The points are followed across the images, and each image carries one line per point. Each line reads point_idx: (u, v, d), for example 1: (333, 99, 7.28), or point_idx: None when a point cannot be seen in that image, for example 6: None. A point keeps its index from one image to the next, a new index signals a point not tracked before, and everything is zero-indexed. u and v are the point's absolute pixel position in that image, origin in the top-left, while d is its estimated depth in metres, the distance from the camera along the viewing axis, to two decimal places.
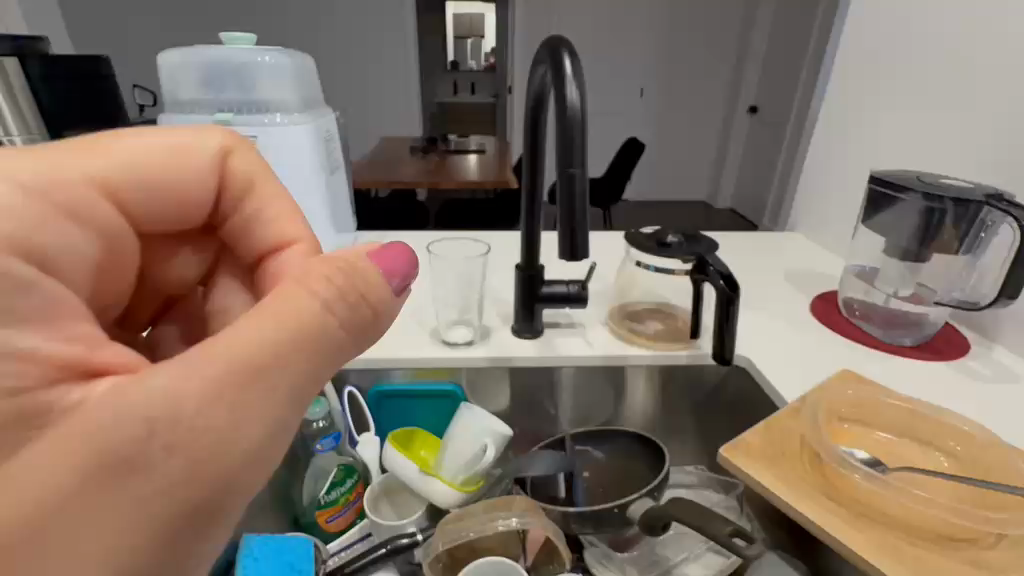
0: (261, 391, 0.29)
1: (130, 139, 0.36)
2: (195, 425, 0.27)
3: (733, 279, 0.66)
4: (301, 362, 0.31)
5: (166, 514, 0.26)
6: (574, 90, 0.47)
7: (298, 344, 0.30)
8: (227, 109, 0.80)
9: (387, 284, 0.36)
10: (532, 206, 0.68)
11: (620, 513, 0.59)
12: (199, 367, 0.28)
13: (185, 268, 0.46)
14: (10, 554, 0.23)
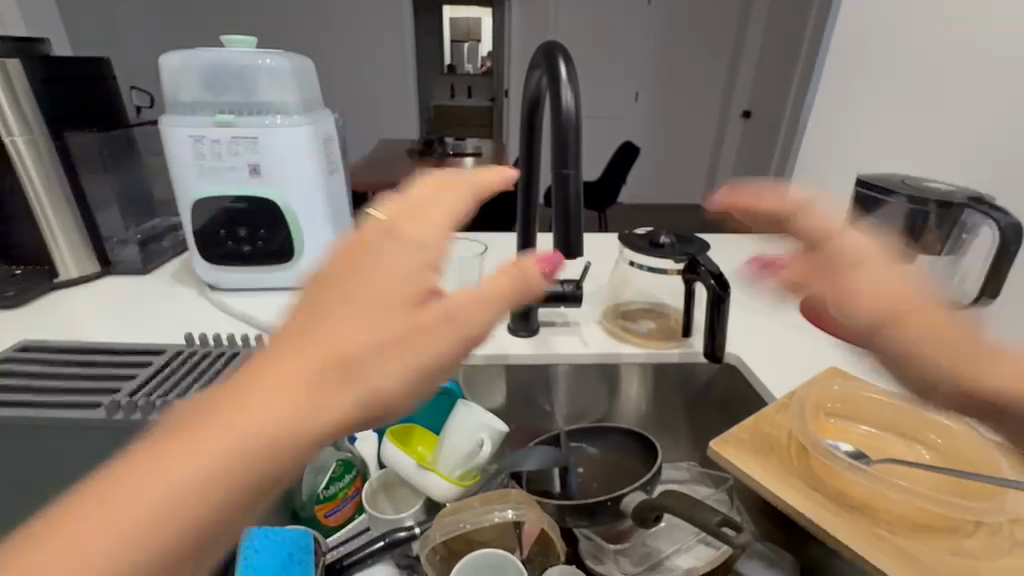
0: (407, 348, 0.27)
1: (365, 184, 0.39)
2: (349, 356, 0.26)
3: (724, 279, 0.68)
4: (452, 333, 0.28)
5: (304, 430, 0.25)
6: (569, 94, 0.49)
7: (455, 315, 0.28)
8: (228, 110, 0.81)
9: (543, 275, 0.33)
10: (528, 206, 0.70)
11: (613, 506, 0.61)
12: (368, 322, 0.27)
13: None
14: (197, 453, 0.23)
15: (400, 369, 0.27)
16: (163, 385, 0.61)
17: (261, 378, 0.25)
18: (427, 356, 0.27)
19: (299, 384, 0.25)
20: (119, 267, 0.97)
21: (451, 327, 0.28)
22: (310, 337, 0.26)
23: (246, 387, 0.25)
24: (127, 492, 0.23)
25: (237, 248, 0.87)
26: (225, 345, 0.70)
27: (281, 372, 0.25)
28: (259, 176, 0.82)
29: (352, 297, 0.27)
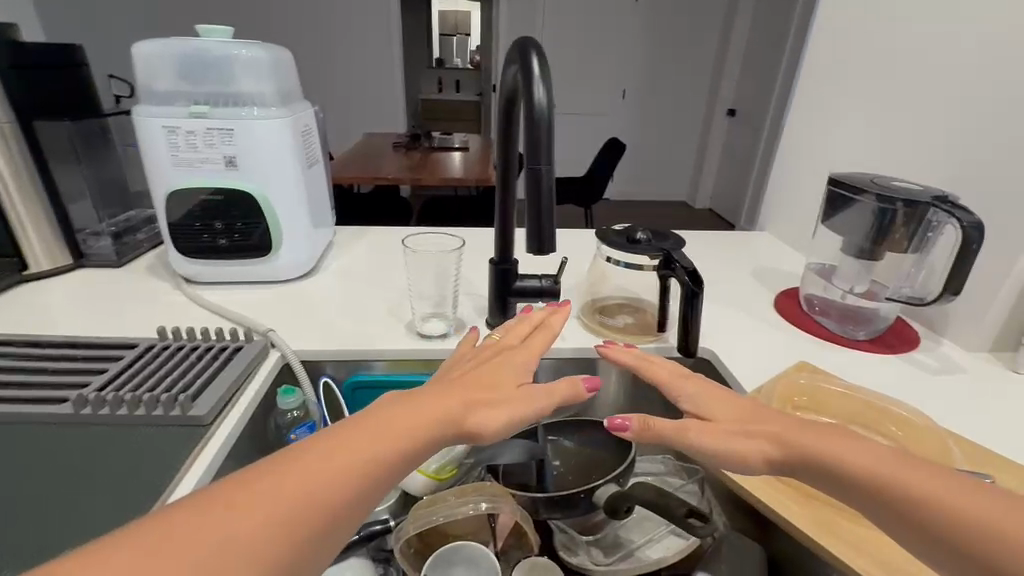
0: (486, 414, 0.44)
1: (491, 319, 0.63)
2: (455, 416, 0.43)
3: (696, 274, 0.69)
4: (517, 409, 0.46)
5: (409, 456, 0.39)
6: (542, 90, 0.49)
7: (526, 401, 0.47)
8: (204, 101, 0.80)
9: (587, 389, 0.50)
10: (507, 200, 0.70)
11: (587, 498, 0.61)
12: (485, 393, 0.46)
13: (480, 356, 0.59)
14: (351, 443, 0.37)
15: (486, 424, 0.44)
16: (133, 380, 0.60)
17: (389, 416, 0.40)
18: (486, 426, 0.43)
19: (415, 425, 0.40)
20: (93, 259, 0.95)
21: (507, 408, 0.45)
22: (417, 404, 0.42)
23: (381, 419, 0.39)
24: (298, 466, 0.34)
25: (213, 241, 0.86)
26: (199, 339, 0.69)
27: (400, 417, 0.40)
28: (236, 168, 0.81)
29: (467, 386, 0.46)
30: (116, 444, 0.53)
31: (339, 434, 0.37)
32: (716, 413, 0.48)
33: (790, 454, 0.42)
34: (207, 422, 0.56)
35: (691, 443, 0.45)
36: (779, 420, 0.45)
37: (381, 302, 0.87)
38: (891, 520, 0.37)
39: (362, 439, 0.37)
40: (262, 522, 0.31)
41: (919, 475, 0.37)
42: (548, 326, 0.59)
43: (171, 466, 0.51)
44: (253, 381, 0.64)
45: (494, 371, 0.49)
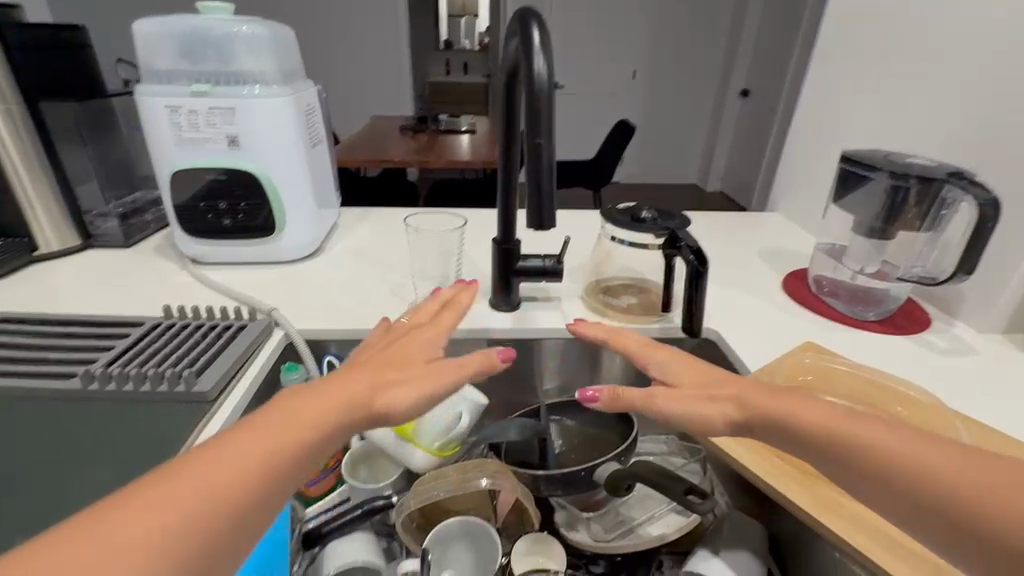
0: (398, 391, 0.45)
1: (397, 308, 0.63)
2: (363, 397, 0.43)
3: (702, 253, 0.68)
4: (431, 384, 0.47)
5: (320, 438, 0.40)
6: (543, 62, 0.47)
7: (439, 375, 0.48)
8: (205, 80, 0.79)
9: (501, 362, 0.52)
10: (509, 178, 0.69)
11: (587, 475, 0.62)
12: (393, 373, 0.47)
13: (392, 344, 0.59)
14: (251, 437, 0.37)
15: (400, 402, 0.45)
16: (140, 357, 0.61)
17: (293, 406, 0.40)
18: (400, 402, 0.45)
19: (321, 411, 0.40)
20: (101, 240, 0.96)
21: (421, 384, 0.46)
22: (324, 391, 0.42)
23: (281, 411, 0.39)
24: (198, 466, 0.34)
25: (217, 222, 0.87)
26: (204, 318, 0.70)
27: (305, 406, 0.40)
28: (238, 148, 0.81)
29: (377, 368, 0.47)
30: (122, 419, 0.54)
31: (254, 425, 0.38)
32: (679, 381, 0.51)
33: (752, 416, 0.44)
34: (210, 399, 0.57)
35: (659, 410, 0.48)
36: (734, 385, 0.47)
37: (385, 283, 0.87)
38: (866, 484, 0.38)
39: (274, 429, 0.38)
40: (170, 523, 0.30)
41: (901, 441, 0.37)
42: (458, 304, 0.60)
43: (175, 441, 0.52)
44: (256, 360, 0.65)
45: (404, 352, 0.50)
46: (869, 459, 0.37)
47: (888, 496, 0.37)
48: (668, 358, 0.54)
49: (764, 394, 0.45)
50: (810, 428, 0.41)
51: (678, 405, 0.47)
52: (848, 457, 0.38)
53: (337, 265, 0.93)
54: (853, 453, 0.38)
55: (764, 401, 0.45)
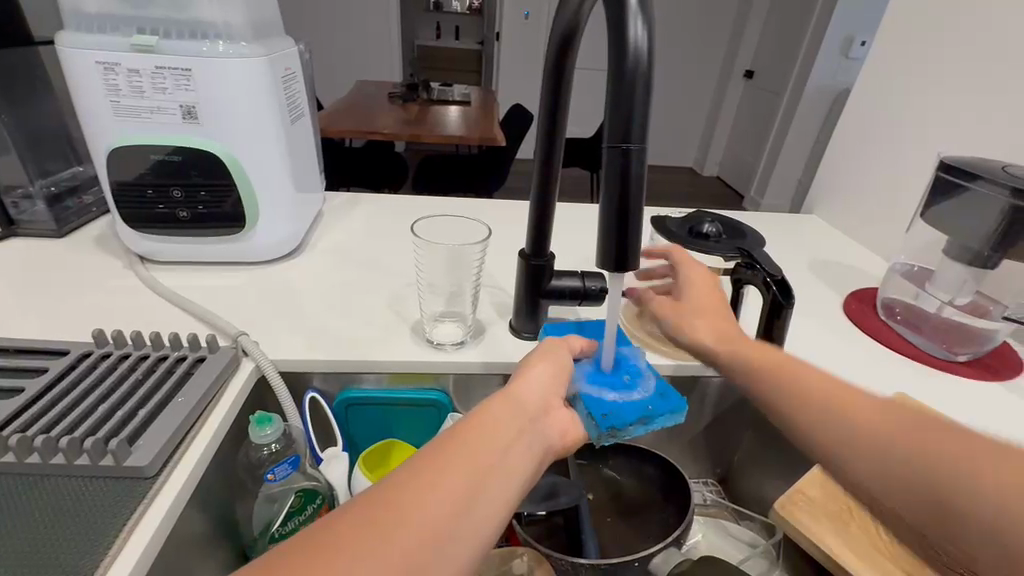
0: (503, 452, 0.34)
1: (517, 392, 0.38)
2: (471, 452, 0.32)
3: (785, 284, 0.54)
4: (519, 442, 0.35)
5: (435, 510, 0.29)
6: (640, 27, 0.32)
7: (522, 434, 0.36)
8: (150, 29, 0.61)
9: (562, 407, 0.41)
10: (548, 179, 0.54)
11: (640, 566, 0.49)
12: (494, 420, 0.35)
13: (558, 391, 0.42)
14: (356, 546, 0.26)
15: (511, 447, 0.34)
16: (57, 407, 0.46)
17: (417, 478, 0.30)
18: (519, 456, 0.34)
19: (448, 474, 0.31)
20: (28, 227, 0.77)
21: (508, 425, 0.35)
22: (440, 458, 0.31)
23: (401, 489, 0.29)
24: None
25: (171, 212, 0.69)
26: (149, 346, 0.54)
27: (421, 481, 0.30)
28: (197, 121, 0.64)
29: (439, 485, 0.30)
30: (26, 506, 0.39)
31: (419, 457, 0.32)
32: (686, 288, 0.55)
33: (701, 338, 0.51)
34: (150, 474, 0.42)
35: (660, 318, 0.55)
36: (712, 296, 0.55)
37: (379, 295, 0.71)
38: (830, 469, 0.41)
39: (379, 518, 0.28)
40: None
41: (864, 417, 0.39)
42: (504, 484, 0.32)
43: (100, 542, 0.38)
44: (219, 407, 0.50)
45: (485, 438, 0.34)
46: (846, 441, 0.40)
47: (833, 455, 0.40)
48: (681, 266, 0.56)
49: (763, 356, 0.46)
50: (795, 386, 0.44)
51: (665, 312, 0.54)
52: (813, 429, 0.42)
53: (319, 268, 0.76)
54: (816, 416, 0.42)
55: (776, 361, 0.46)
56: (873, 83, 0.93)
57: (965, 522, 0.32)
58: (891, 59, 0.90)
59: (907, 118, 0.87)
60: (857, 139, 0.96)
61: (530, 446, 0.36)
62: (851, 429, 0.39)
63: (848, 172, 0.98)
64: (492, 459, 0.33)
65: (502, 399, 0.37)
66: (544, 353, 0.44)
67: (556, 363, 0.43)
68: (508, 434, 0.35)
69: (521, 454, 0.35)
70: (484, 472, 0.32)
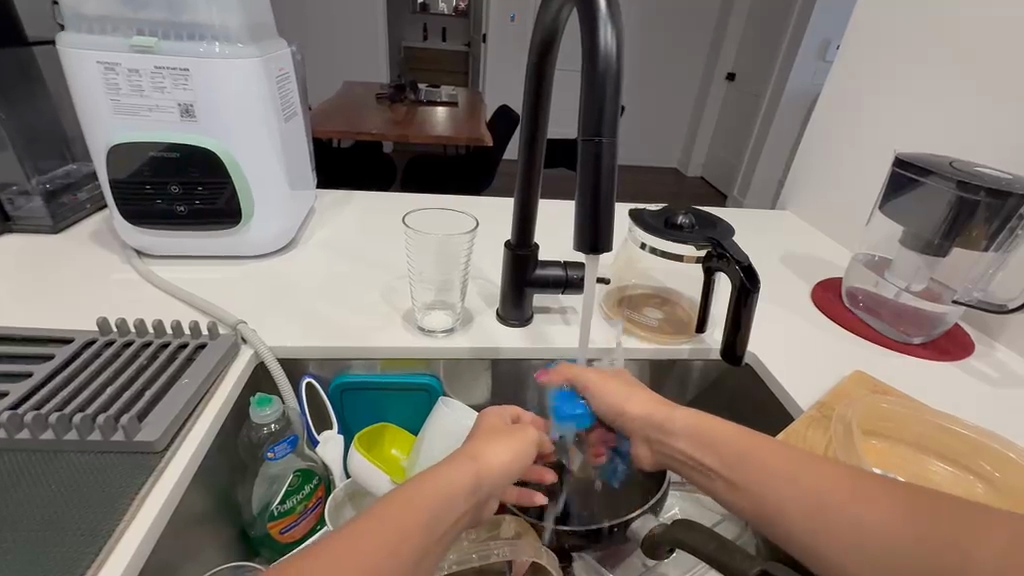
0: (423, 507, 0.37)
1: (465, 457, 0.42)
2: (396, 508, 0.36)
3: (751, 270, 0.58)
4: (450, 502, 0.38)
5: (343, 557, 0.32)
6: (610, 34, 0.36)
7: (454, 494, 0.39)
8: (149, 30, 0.64)
9: (506, 471, 0.44)
10: (531, 174, 0.58)
11: (620, 531, 0.53)
12: (432, 477, 0.39)
13: (510, 458, 0.45)
14: None
15: (436, 504, 0.37)
16: (68, 389, 0.48)
17: (344, 538, 0.34)
18: (442, 514, 0.37)
19: (369, 531, 0.34)
20: (25, 223, 0.78)
21: (443, 483, 0.39)
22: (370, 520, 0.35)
23: (325, 547, 0.33)
24: None
25: (169, 207, 0.72)
26: (151, 333, 0.57)
27: (346, 537, 0.34)
28: (194, 119, 0.66)
29: (357, 538, 0.34)
30: (41, 478, 0.42)
31: (410, 492, 0.37)
32: (631, 406, 0.52)
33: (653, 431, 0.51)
34: (160, 449, 0.45)
35: (603, 400, 0.55)
36: (646, 394, 0.53)
37: (370, 287, 0.74)
38: (760, 511, 0.42)
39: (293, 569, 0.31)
40: None
41: (831, 483, 0.40)
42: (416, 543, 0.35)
43: (114, 508, 0.41)
44: (220, 391, 0.53)
45: (414, 500, 0.37)
46: (791, 491, 0.40)
47: (806, 509, 0.39)
48: (594, 382, 0.56)
49: (722, 440, 0.46)
50: (757, 465, 0.43)
51: (603, 391, 0.55)
52: (755, 471, 0.43)
53: (313, 261, 0.79)
54: (773, 490, 0.41)
55: (738, 438, 0.45)
56: (838, 86, 0.99)
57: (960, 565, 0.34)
58: (855, 63, 0.95)
59: (869, 119, 0.92)
60: (825, 138, 1.01)
61: (456, 507, 0.39)
62: (825, 496, 0.39)
63: (817, 169, 1.03)
64: (460, 507, 0.39)
65: (483, 455, 0.43)
66: (501, 425, 0.48)
67: (511, 433, 0.47)
68: (476, 495, 0.41)
69: (445, 515, 0.38)
70: (401, 527, 0.35)
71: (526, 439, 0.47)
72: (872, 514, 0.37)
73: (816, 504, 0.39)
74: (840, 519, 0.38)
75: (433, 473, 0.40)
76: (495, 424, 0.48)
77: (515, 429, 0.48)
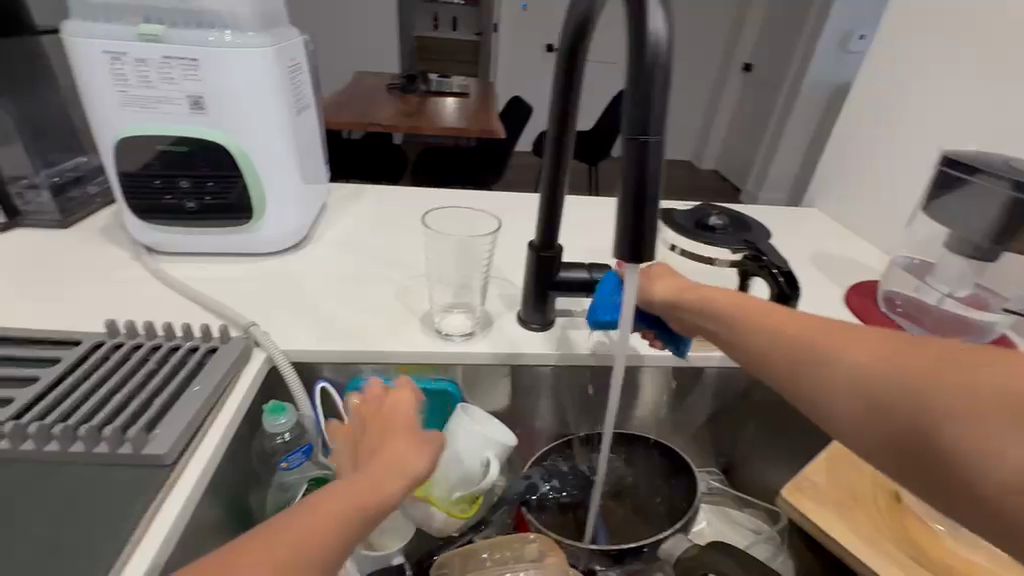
0: (302, 539, 0.31)
1: (358, 470, 0.36)
2: (270, 544, 0.31)
3: (791, 276, 0.55)
4: (338, 531, 0.33)
5: None
6: (661, 21, 0.33)
7: (341, 520, 0.33)
8: (158, 18, 0.61)
9: (409, 478, 0.38)
10: (559, 172, 0.54)
11: (652, 549, 0.51)
12: (317, 499, 0.34)
13: (410, 462, 0.38)
14: None
15: (321, 533, 0.32)
16: (74, 396, 0.46)
17: None
18: (325, 545, 0.32)
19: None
20: (31, 217, 0.76)
21: (329, 510, 0.33)
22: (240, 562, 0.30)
23: None
24: None
25: (179, 203, 0.69)
26: (161, 337, 0.54)
27: None
28: (205, 111, 0.64)
29: None
30: (46, 493, 0.40)
31: (288, 523, 0.32)
32: (668, 293, 0.51)
33: (682, 307, 0.49)
34: (171, 462, 0.43)
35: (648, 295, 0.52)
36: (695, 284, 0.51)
37: (386, 287, 0.71)
38: (749, 352, 0.41)
39: None
40: None
41: (828, 335, 0.36)
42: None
43: (121, 526, 0.38)
44: (233, 399, 0.51)
45: (290, 535, 0.31)
46: (774, 336, 0.39)
47: (796, 362, 0.37)
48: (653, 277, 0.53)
49: (739, 306, 0.44)
50: (758, 325, 0.41)
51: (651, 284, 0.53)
52: (756, 331, 0.41)
53: (326, 260, 0.76)
54: (771, 344, 0.39)
55: (749, 306, 0.43)
56: (874, 80, 0.94)
57: (936, 421, 0.29)
58: (896, 54, 0.90)
59: (909, 114, 0.87)
60: (859, 133, 0.97)
61: (345, 533, 0.33)
62: (818, 345, 0.36)
63: (849, 166, 0.99)
64: (351, 531, 0.33)
65: (379, 466, 0.37)
66: (399, 423, 0.41)
67: (419, 434, 0.40)
68: (376, 509, 0.35)
69: (331, 544, 0.32)
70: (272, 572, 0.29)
71: (431, 436, 0.41)
72: (847, 352, 0.34)
73: (808, 354, 0.37)
74: (828, 369, 0.35)
75: (321, 494, 0.34)
76: (394, 421, 0.41)
77: (410, 427, 0.41)
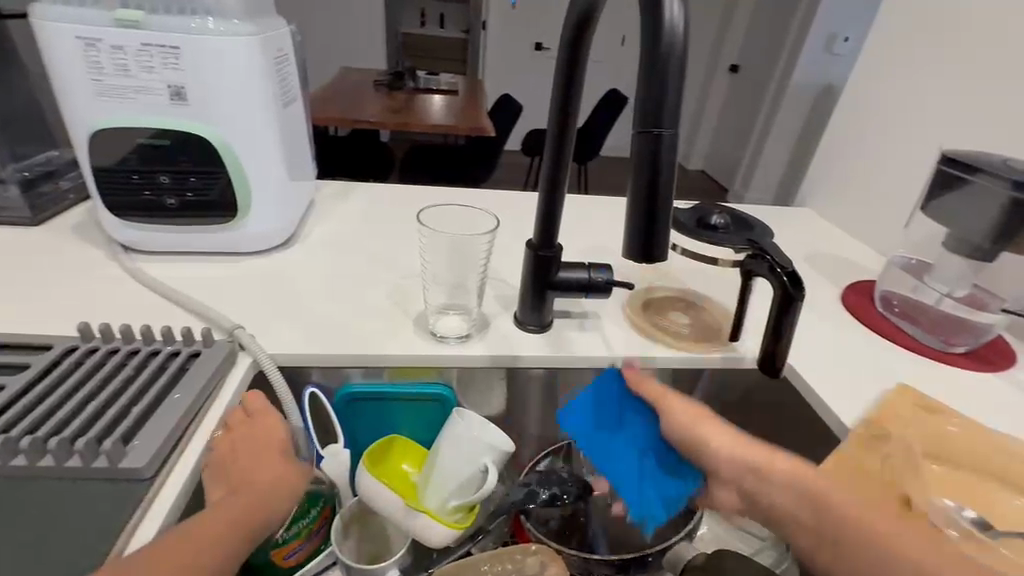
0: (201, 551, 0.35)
1: (249, 483, 0.41)
2: (167, 559, 0.33)
3: (795, 276, 0.54)
4: (239, 537, 0.37)
5: None
6: (675, 8, 0.31)
7: (240, 528, 0.38)
8: (135, 3, 0.58)
9: (293, 486, 0.43)
10: (559, 168, 0.53)
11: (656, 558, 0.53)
12: (214, 516, 0.37)
13: (294, 474, 0.44)
14: None
15: (223, 546, 0.36)
16: (44, 405, 0.43)
17: None
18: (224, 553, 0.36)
19: None
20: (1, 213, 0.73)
21: (223, 523, 0.37)
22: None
23: None
24: None
25: (159, 199, 0.66)
26: (140, 340, 0.51)
27: None
28: (186, 102, 0.60)
29: None
30: (12, 511, 0.37)
31: (178, 540, 0.35)
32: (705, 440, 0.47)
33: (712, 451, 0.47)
34: (149, 476, 0.40)
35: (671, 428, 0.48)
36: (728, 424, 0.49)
37: (378, 288, 0.69)
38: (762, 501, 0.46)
39: None
40: None
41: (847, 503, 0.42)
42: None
43: (93, 547, 0.35)
44: (216, 407, 0.48)
45: (182, 547, 0.34)
46: (802, 502, 0.44)
47: (812, 532, 0.43)
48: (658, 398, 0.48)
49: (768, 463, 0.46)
50: (785, 486, 0.45)
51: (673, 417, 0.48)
52: (798, 502, 0.44)
53: (316, 259, 0.74)
54: (798, 505, 0.44)
55: (778, 463, 0.45)
56: (868, 79, 0.94)
57: None
58: (890, 54, 0.90)
59: (904, 114, 0.87)
60: (854, 133, 0.97)
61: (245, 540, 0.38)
62: (840, 523, 0.42)
63: (843, 166, 0.99)
64: (251, 536, 0.38)
65: (268, 478, 0.42)
66: (258, 441, 0.45)
67: (260, 446, 0.45)
68: (271, 511, 0.41)
69: (229, 550, 0.36)
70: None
71: (273, 443, 0.45)
72: (880, 541, 0.40)
73: (833, 525, 0.42)
74: (850, 542, 0.41)
75: (210, 511, 0.38)
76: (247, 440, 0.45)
77: (253, 443, 0.45)
